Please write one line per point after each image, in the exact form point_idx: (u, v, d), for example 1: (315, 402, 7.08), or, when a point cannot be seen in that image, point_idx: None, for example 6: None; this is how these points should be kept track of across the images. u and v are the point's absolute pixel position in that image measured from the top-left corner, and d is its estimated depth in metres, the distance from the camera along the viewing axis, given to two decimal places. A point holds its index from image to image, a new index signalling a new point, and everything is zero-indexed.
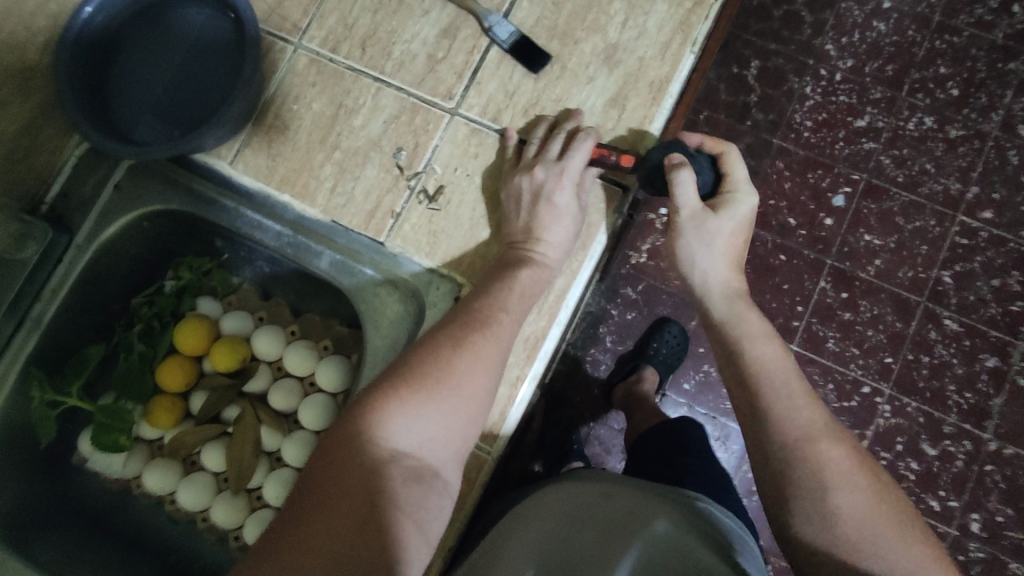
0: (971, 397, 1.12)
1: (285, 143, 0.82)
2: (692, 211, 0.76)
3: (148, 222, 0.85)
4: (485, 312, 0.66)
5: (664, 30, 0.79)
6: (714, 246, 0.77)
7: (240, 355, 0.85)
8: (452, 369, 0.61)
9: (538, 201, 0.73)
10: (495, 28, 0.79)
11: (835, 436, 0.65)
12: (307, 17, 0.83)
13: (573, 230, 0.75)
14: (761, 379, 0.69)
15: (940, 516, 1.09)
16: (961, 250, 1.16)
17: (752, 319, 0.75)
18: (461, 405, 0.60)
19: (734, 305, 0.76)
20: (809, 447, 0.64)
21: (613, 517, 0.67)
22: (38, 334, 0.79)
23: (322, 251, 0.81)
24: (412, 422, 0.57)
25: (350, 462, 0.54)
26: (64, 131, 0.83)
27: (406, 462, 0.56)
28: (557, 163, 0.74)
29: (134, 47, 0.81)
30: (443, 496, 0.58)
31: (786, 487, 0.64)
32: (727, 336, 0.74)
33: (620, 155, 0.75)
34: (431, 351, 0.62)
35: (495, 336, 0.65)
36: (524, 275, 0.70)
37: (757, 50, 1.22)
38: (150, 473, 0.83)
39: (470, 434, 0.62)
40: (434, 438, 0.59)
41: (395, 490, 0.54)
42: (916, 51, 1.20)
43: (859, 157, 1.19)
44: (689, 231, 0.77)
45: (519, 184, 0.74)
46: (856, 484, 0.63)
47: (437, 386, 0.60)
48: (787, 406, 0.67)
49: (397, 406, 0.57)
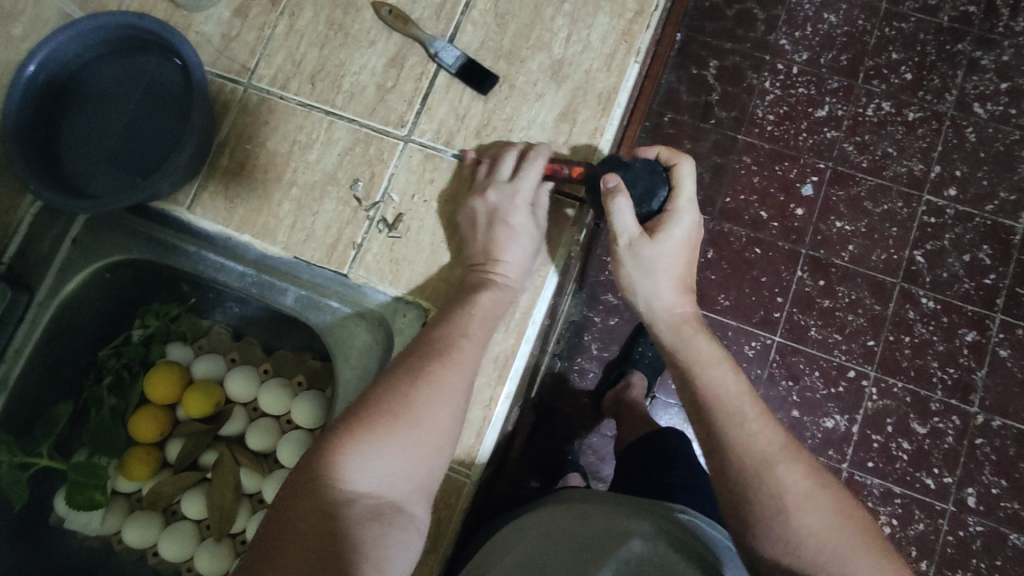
0: (956, 373, 1.13)
1: (243, 183, 0.81)
2: (630, 236, 0.74)
3: (109, 272, 0.84)
4: (445, 341, 0.66)
5: (607, 42, 0.80)
6: (653, 273, 0.76)
7: (214, 400, 0.84)
8: (411, 403, 0.60)
9: (493, 223, 0.73)
10: (441, 53, 0.80)
11: (793, 458, 0.66)
12: (255, 57, 0.84)
13: (531, 249, 0.75)
14: (719, 409, 0.69)
15: (937, 494, 1.10)
16: (930, 229, 1.17)
17: (699, 343, 0.74)
18: (422, 438, 0.60)
19: (680, 328, 0.76)
20: (766, 470, 0.65)
21: (589, 534, 0.67)
22: (3, 395, 0.78)
23: (287, 287, 0.81)
24: (370, 458, 0.57)
25: (308, 506, 0.54)
26: (16, 190, 0.82)
27: (365, 501, 0.55)
28: (509, 184, 0.74)
29: (82, 103, 0.81)
30: (408, 531, 0.57)
31: (748, 504, 0.64)
32: (678, 367, 0.74)
33: (573, 167, 0.75)
34: (389, 387, 0.62)
35: (455, 364, 0.65)
36: (484, 299, 0.70)
37: (713, 51, 1.24)
38: (129, 527, 0.82)
39: (436, 464, 0.61)
40: (395, 475, 0.58)
41: (353, 530, 0.53)
42: (867, 39, 1.23)
43: (823, 146, 1.21)
44: (627, 255, 0.76)
45: (473, 207, 0.75)
46: (814, 504, 0.63)
47: (396, 420, 0.59)
48: (743, 431, 0.67)
49: (355, 445, 0.57)
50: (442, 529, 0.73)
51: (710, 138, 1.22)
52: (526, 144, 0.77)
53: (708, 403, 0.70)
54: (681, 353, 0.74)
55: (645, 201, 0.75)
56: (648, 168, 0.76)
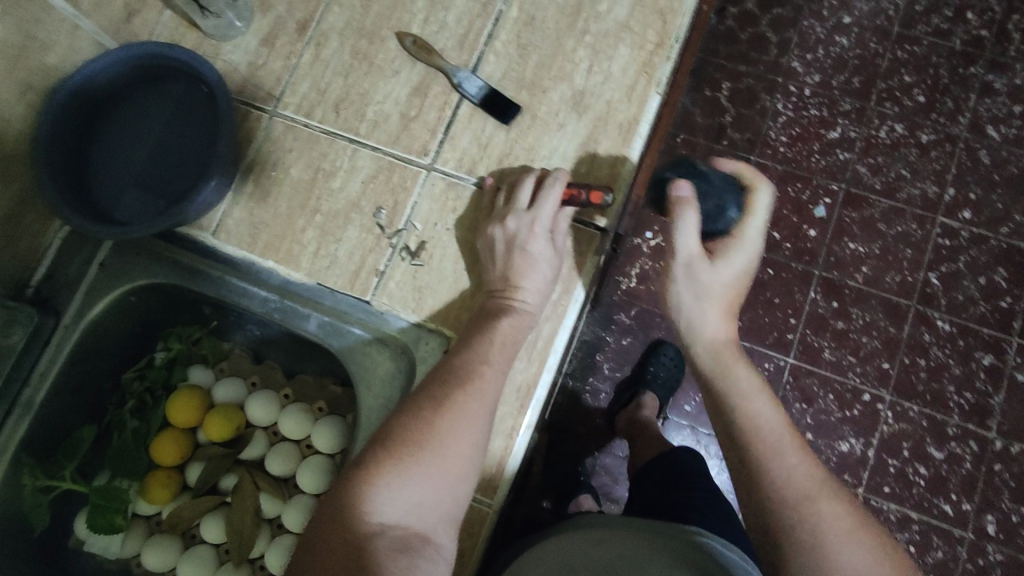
0: (973, 397, 1.12)
1: (267, 208, 0.82)
2: (689, 255, 0.77)
3: (134, 296, 0.85)
4: (467, 369, 0.66)
5: (628, 72, 0.81)
6: (703, 297, 0.79)
7: (234, 424, 0.85)
8: (434, 432, 0.61)
9: (513, 250, 0.74)
10: (464, 84, 0.81)
11: (832, 494, 0.66)
12: (281, 85, 0.85)
13: (551, 274, 0.75)
14: (756, 440, 0.70)
15: (955, 520, 1.09)
16: (945, 252, 1.17)
17: (740, 373, 0.75)
18: (446, 467, 0.60)
19: (720, 359, 0.77)
20: (807, 506, 0.64)
21: (611, 561, 0.65)
22: (29, 419, 0.79)
23: (309, 313, 0.82)
24: (397, 488, 0.57)
25: (337, 538, 0.54)
26: (45, 217, 0.83)
27: (392, 532, 0.55)
28: (528, 212, 0.74)
29: (111, 130, 0.83)
30: (436, 561, 0.56)
31: (787, 540, 0.64)
32: (716, 389, 0.76)
33: (590, 192, 0.75)
34: (412, 416, 0.62)
35: (478, 392, 0.65)
36: (505, 325, 0.71)
37: (726, 73, 1.25)
38: (148, 552, 0.82)
39: (461, 492, 0.61)
40: (421, 504, 0.58)
41: (381, 562, 0.53)
42: (879, 62, 1.23)
43: (836, 168, 1.21)
44: (681, 275, 0.79)
45: (493, 235, 0.75)
46: (855, 541, 0.63)
47: (420, 450, 0.59)
48: (781, 466, 0.67)
49: (380, 475, 0.57)
50: (464, 560, 0.73)
51: (723, 159, 1.23)
52: (544, 171, 0.78)
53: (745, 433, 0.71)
54: (721, 377, 0.76)
55: (711, 219, 0.79)
56: (723, 185, 0.80)
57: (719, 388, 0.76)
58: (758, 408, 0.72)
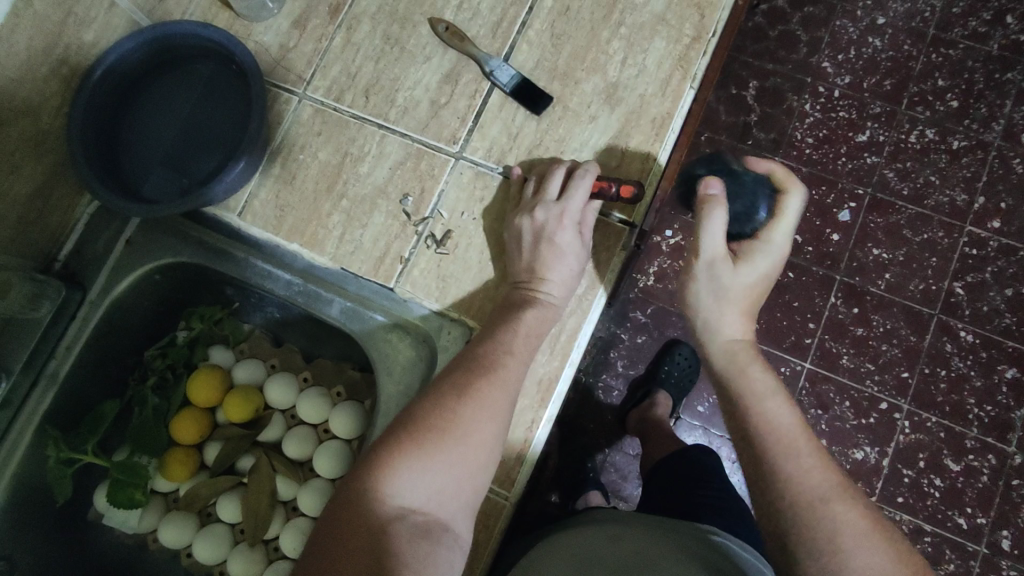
0: (993, 410, 1.10)
1: (293, 191, 0.82)
2: (711, 255, 0.75)
3: (159, 274, 0.86)
4: (490, 358, 0.66)
5: (663, 67, 0.80)
6: (723, 299, 0.77)
7: (253, 405, 0.85)
8: (457, 421, 0.60)
9: (540, 241, 0.73)
10: (496, 72, 0.80)
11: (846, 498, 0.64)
12: (311, 68, 0.85)
13: (578, 267, 0.74)
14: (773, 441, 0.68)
15: (969, 534, 1.07)
16: (971, 261, 1.15)
17: (756, 374, 0.74)
18: (467, 456, 0.60)
19: (735, 361, 0.75)
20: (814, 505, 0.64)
21: (624, 559, 0.65)
22: (53, 391, 0.80)
23: (332, 298, 0.82)
24: (419, 474, 0.57)
25: (357, 521, 0.54)
26: (76, 190, 0.85)
27: (412, 518, 0.55)
28: (557, 204, 0.74)
29: (143, 108, 0.83)
30: (453, 551, 0.56)
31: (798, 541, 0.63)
32: (727, 387, 0.74)
33: (620, 185, 0.75)
34: (435, 403, 0.62)
35: (501, 381, 0.64)
36: (530, 315, 0.70)
37: (754, 71, 1.23)
38: (165, 527, 0.82)
39: (480, 482, 0.61)
40: (441, 491, 0.58)
41: (402, 547, 0.52)
42: (913, 65, 1.21)
43: (863, 171, 1.19)
44: (702, 273, 0.77)
45: (521, 225, 0.74)
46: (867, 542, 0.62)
47: (442, 437, 0.59)
48: (791, 458, 0.67)
49: (403, 461, 0.57)
50: (478, 550, 0.73)
51: (748, 159, 1.21)
52: (574, 163, 0.77)
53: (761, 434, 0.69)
54: (738, 380, 0.74)
55: (738, 222, 0.76)
56: (755, 187, 0.76)
57: (737, 391, 0.74)
58: (774, 414, 0.70)
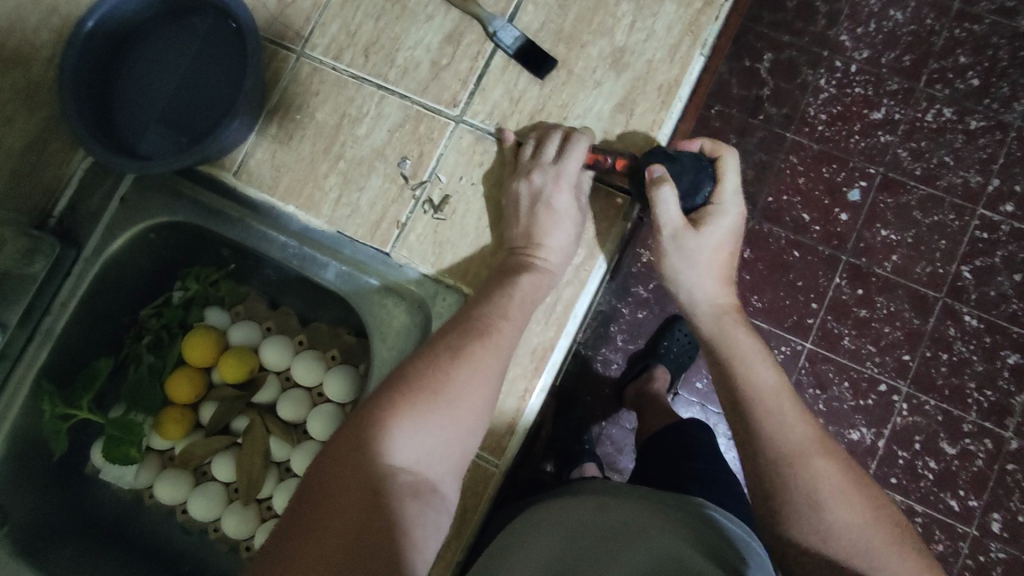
0: (993, 395, 1.09)
1: (290, 152, 0.81)
2: (675, 227, 0.76)
3: (153, 233, 0.85)
4: (485, 322, 0.65)
5: (672, 32, 0.77)
6: (696, 266, 0.78)
7: (248, 365, 0.85)
8: (452, 383, 0.60)
9: (536, 207, 0.72)
10: (500, 33, 0.77)
11: (827, 451, 0.67)
12: (310, 25, 0.82)
13: (574, 233, 0.73)
14: (759, 403, 0.70)
15: (961, 516, 1.07)
16: (981, 245, 1.12)
17: (741, 336, 0.76)
18: (458, 418, 0.59)
19: (723, 322, 0.77)
20: (800, 461, 0.66)
21: (611, 527, 0.64)
22: (49, 346, 0.80)
23: (328, 262, 0.80)
24: (414, 435, 0.57)
25: (348, 478, 0.53)
26: (70, 144, 0.83)
27: (403, 477, 0.55)
28: (554, 167, 0.72)
29: (137, 61, 0.81)
30: (440, 512, 0.57)
31: (783, 505, 0.66)
32: (720, 358, 0.76)
33: (617, 158, 0.73)
34: (427, 364, 0.61)
35: (494, 345, 0.64)
36: (526, 281, 0.69)
37: (770, 42, 1.19)
38: (161, 484, 0.83)
39: (468, 445, 0.61)
40: (431, 452, 0.57)
41: (392, 505, 0.53)
42: (934, 40, 1.16)
43: (875, 150, 1.16)
44: (671, 249, 0.78)
45: (517, 190, 0.73)
46: (845, 498, 0.64)
47: (435, 399, 0.59)
48: (782, 420, 0.69)
49: (394, 420, 0.57)
50: (468, 516, 0.74)
51: (758, 134, 1.18)
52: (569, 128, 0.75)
53: (750, 401, 0.71)
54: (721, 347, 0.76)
55: (687, 197, 0.76)
56: (693, 163, 0.76)
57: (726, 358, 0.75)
58: (764, 387, 0.72)
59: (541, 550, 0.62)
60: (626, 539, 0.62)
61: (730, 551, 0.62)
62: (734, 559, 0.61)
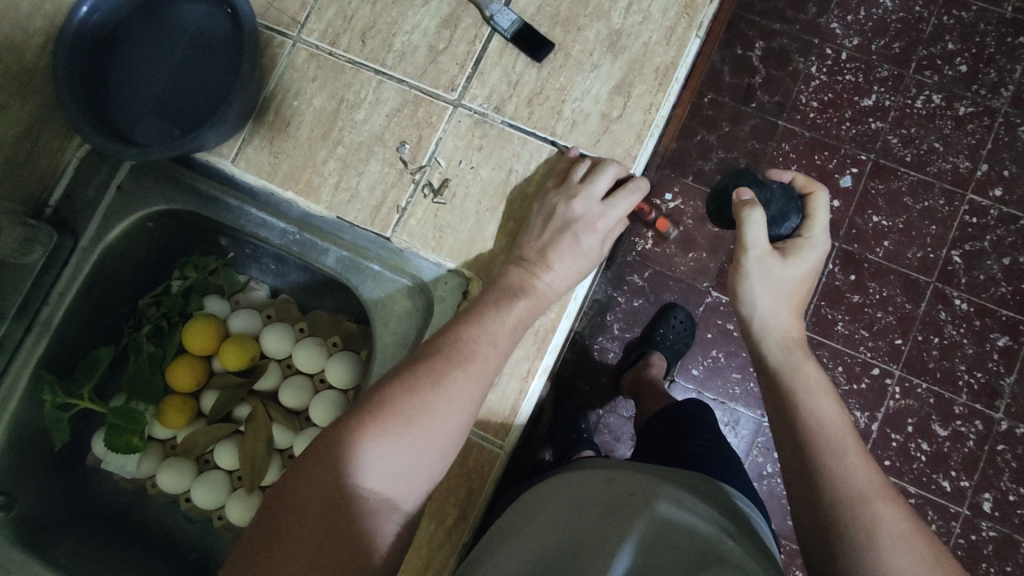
0: (983, 377, 1.11)
1: (287, 140, 0.81)
2: (760, 252, 0.73)
3: (152, 221, 0.85)
4: (468, 346, 0.63)
5: (668, 14, 0.78)
6: (775, 293, 0.74)
7: (249, 354, 0.85)
8: (425, 407, 0.58)
9: (564, 232, 0.71)
10: (496, 16, 0.77)
11: (892, 498, 0.59)
12: (305, 10, 0.82)
13: (584, 270, 0.73)
14: (823, 439, 0.63)
15: (952, 497, 1.09)
16: (971, 229, 1.14)
17: (811, 371, 0.70)
18: (431, 445, 0.58)
19: (791, 352, 0.71)
20: (859, 505, 0.59)
21: (618, 499, 0.65)
22: (46, 338, 0.80)
23: (328, 248, 0.81)
24: (381, 455, 0.56)
25: (313, 498, 0.53)
26: (64, 133, 0.83)
27: (366, 500, 0.55)
28: (600, 204, 0.72)
29: (130, 50, 0.80)
30: (402, 529, 0.57)
31: (838, 546, 0.58)
32: (779, 385, 0.70)
33: (668, 203, 0.74)
34: (406, 387, 0.59)
35: (475, 372, 0.62)
36: (522, 306, 0.68)
37: (761, 31, 1.20)
38: (163, 473, 0.83)
39: (439, 469, 0.60)
40: (399, 477, 0.56)
41: (353, 528, 0.53)
42: (923, 27, 1.18)
43: (866, 137, 1.17)
44: (753, 272, 0.74)
45: (553, 207, 0.72)
46: (909, 547, 0.56)
47: (408, 426, 0.57)
48: (817, 407, 0.66)
49: (364, 445, 0.55)
50: (472, 499, 0.74)
51: (751, 122, 1.18)
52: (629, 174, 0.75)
53: (807, 435, 0.64)
54: (782, 376, 0.70)
55: (775, 224, 0.75)
56: (784, 194, 0.76)
57: (787, 389, 0.69)
58: (827, 422, 0.65)
59: (545, 525, 0.63)
60: (632, 511, 0.62)
61: (749, 543, 0.62)
62: (751, 548, 0.60)
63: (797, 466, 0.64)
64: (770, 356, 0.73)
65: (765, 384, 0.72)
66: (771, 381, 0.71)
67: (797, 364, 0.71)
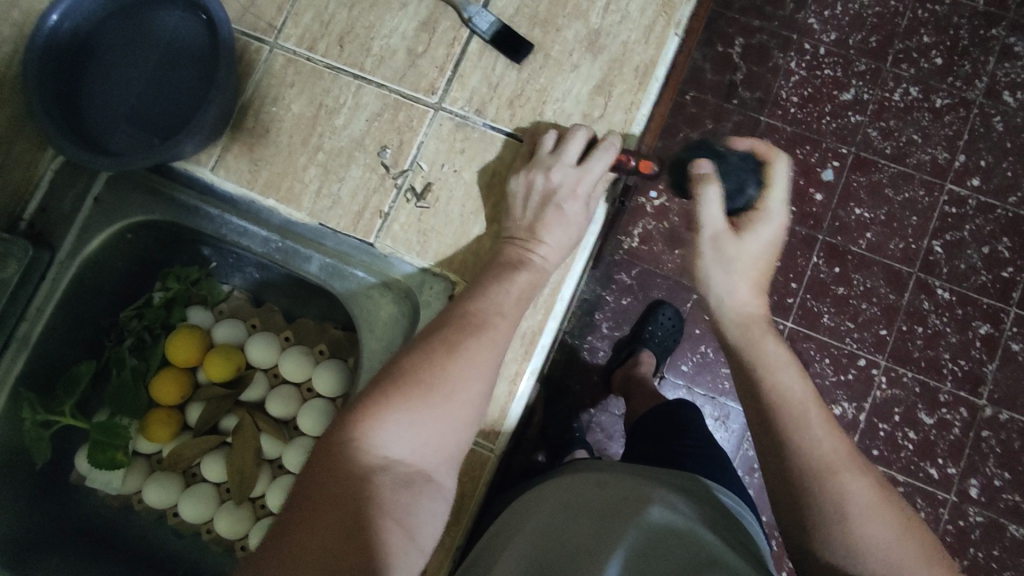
0: (967, 364, 1.13)
1: (266, 147, 0.80)
2: (714, 230, 0.75)
3: (131, 232, 0.84)
4: (480, 316, 0.64)
5: (646, 12, 0.78)
6: (733, 270, 0.74)
7: (234, 364, 0.84)
8: (445, 374, 0.59)
9: (547, 205, 0.72)
10: (474, 18, 0.77)
11: (860, 468, 0.60)
12: (282, 15, 0.81)
13: (573, 239, 0.73)
14: (787, 414, 0.64)
15: (940, 484, 1.11)
16: (951, 219, 1.15)
17: (767, 347, 0.69)
18: (454, 411, 0.58)
19: (747, 330, 0.71)
20: (827, 480, 0.59)
21: (609, 503, 0.64)
22: (25, 355, 0.78)
23: (311, 254, 0.80)
24: (405, 424, 0.55)
25: (339, 470, 0.52)
26: (38, 144, 0.81)
27: (396, 469, 0.54)
28: (576, 169, 0.72)
29: (103, 59, 0.79)
30: (434, 500, 0.56)
31: (813, 523, 0.59)
32: (743, 365, 0.69)
33: (640, 160, 0.74)
34: (423, 356, 0.59)
35: (489, 340, 0.62)
36: (522, 278, 0.68)
37: (741, 28, 1.21)
38: (150, 488, 0.82)
39: (464, 437, 0.59)
40: (425, 444, 0.56)
41: (383, 496, 0.52)
42: (899, 21, 1.19)
43: (847, 131, 1.18)
44: (708, 250, 0.75)
45: (531, 182, 0.72)
46: (881, 516, 0.58)
47: (431, 391, 0.57)
48: (781, 384, 0.66)
49: (388, 413, 0.55)
50: (464, 503, 0.74)
51: (733, 118, 1.19)
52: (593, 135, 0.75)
53: (774, 415, 0.64)
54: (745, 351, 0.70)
55: (731, 198, 0.77)
56: (742, 165, 0.78)
57: (748, 367, 0.69)
58: (788, 399, 0.64)
59: (534, 531, 0.62)
60: (619, 513, 0.62)
61: (742, 545, 0.62)
62: (730, 538, 0.62)
63: (768, 452, 0.64)
64: (730, 334, 0.73)
65: (731, 361, 0.72)
66: (736, 369, 0.71)
67: (756, 339, 0.71)
